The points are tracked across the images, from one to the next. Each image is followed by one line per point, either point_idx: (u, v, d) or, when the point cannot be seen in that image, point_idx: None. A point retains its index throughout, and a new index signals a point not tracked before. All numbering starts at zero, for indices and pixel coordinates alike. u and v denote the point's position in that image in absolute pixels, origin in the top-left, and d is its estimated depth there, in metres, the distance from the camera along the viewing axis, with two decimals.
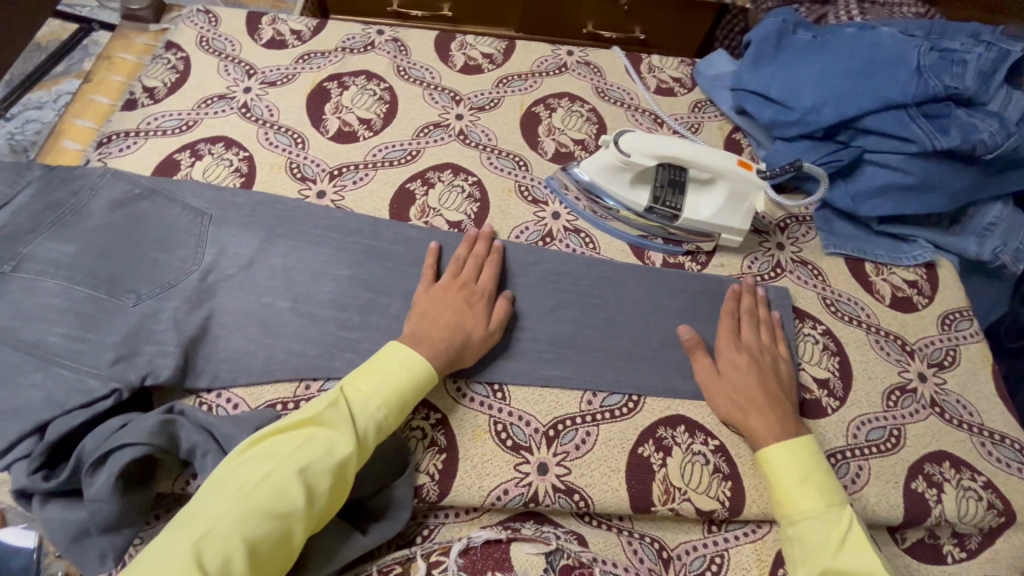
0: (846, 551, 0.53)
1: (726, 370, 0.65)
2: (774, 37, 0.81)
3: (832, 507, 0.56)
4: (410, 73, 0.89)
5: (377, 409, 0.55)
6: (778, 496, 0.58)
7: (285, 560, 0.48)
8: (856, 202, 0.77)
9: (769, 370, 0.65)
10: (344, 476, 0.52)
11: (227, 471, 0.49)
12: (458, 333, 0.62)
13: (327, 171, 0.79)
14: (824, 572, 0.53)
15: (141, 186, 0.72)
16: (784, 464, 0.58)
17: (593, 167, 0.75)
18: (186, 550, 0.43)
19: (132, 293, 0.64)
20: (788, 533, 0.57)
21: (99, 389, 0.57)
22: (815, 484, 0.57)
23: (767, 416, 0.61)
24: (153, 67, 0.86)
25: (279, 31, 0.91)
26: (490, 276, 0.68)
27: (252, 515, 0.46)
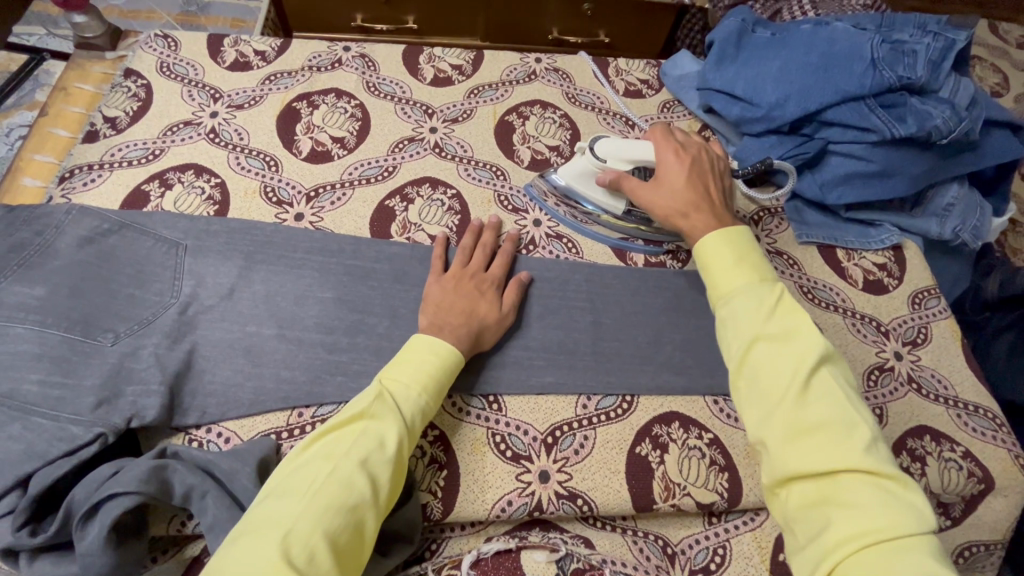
0: (778, 316, 0.51)
1: (661, 182, 0.65)
2: (734, 36, 0.84)
3: (766, 285, 0.53)
4: (379, 88, 0.89)
5: (419, 396, 0.56)
6: (708, 280, 0.56)
7: (362, 552, 0.48)
8: (823, 191, 0.80)
9: (707, 193, 0.64)
10: (400, 462, 0.52)
11: (290, 476, 0.49)
12: (475, 317, 0.64)
13: (303, 193, 0.77)
14: (754, 337, 0.50)
15: (110, 221, 0.69)
16: (715, 245, 0.57)
17: (570, 173, 0.76)
18: (272, 552, 0.42)
19: (109, 332, 0.62)
20: (720, 312, 0.54)
21: (82, 435, 0.54)
22: (746, 264, 0.55)
23: (704, 212, 0.61)
24: (112, 96, 0.83)
25: (242, 53, 0.90)
26: (497, 265, 0.70)
27: (328, 509, 0.46)
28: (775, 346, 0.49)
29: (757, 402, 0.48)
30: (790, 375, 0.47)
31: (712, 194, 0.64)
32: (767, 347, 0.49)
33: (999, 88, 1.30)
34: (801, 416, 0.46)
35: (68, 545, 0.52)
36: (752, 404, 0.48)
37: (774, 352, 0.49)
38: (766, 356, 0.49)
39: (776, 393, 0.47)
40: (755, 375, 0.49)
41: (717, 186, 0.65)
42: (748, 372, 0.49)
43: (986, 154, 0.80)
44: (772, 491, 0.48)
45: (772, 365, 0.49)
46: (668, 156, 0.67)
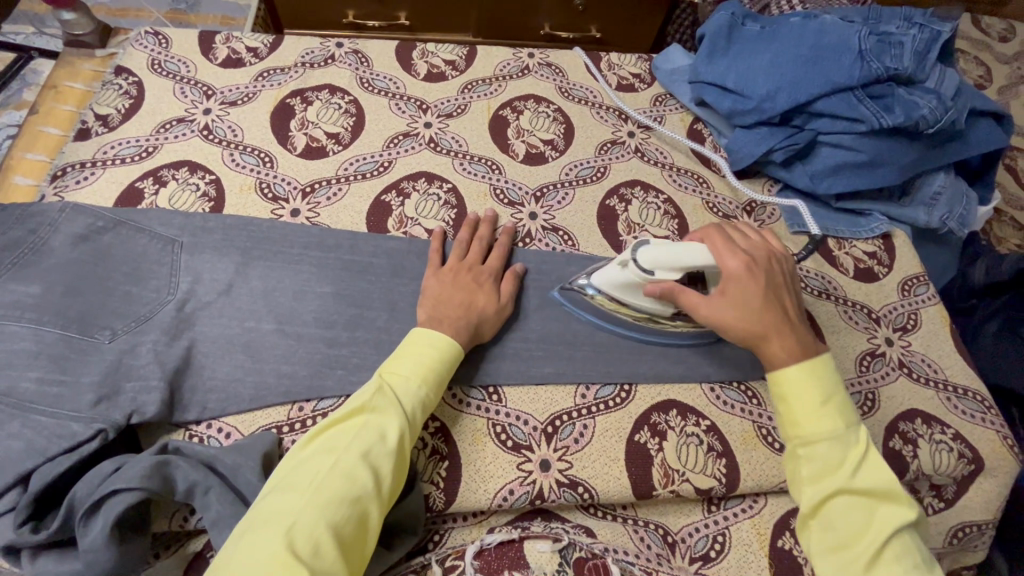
0: (862, 471, 0.51)
1: (733, 296, 0.58)
2: (725, 28, 0.85)
3: (851, 428, 0.53)
4: (373, 84, 0.89)
5: (419, 389, 0.56)
6: (788, 418, 0.54)
7: (366, 543, 0.48)
8: (814, 182, 0.82)
9: (785, 312, 0.58)
10: (402, 454, 0.53)
11: (293, 471, 0.49)
12: (474, 310, 0.64)
13: (299, 189, 0.77)
14: (837, 492, 0.50)
15: (105, 219, 0.69)
16: (802, 379, 0.54)
17: (606, 283, 0.65)
18: (276, 544, 0.43)
19: (106, 329, 0.62)
20: (798, 453, 0.53)
21: (82, 432, 0.54)
22: (833, 403, 0.54)
23: (789, 338, 0.56)
24: (103, 93, 0.83)
25: (234, 49, 0.89)
26: (494, 257, 0.71)
27: (330, 502, 0.46)
28: (857, 500, 0.50)
29: (835, 554, 0.49)
30: (872, 534, 0.48)
31: (789, 313, 0.58)
32: (848, 501, 0.50)
33: (983, 80, 1.32)
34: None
35: (70, 542, 0.52)
36: (829, 551, 0.50)
37: (857, 507, 0.50)
38: (846, 511, 0.50)
39: (854, 550, 0.49)
40: (832, 526, 0.50)
41: (793, 299, 0.60)
42: (823, 519, 0.51)
43: (972, 143, 0.82)
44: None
45: (853, 521, 0.49)
46: (735, 266, 0.58)
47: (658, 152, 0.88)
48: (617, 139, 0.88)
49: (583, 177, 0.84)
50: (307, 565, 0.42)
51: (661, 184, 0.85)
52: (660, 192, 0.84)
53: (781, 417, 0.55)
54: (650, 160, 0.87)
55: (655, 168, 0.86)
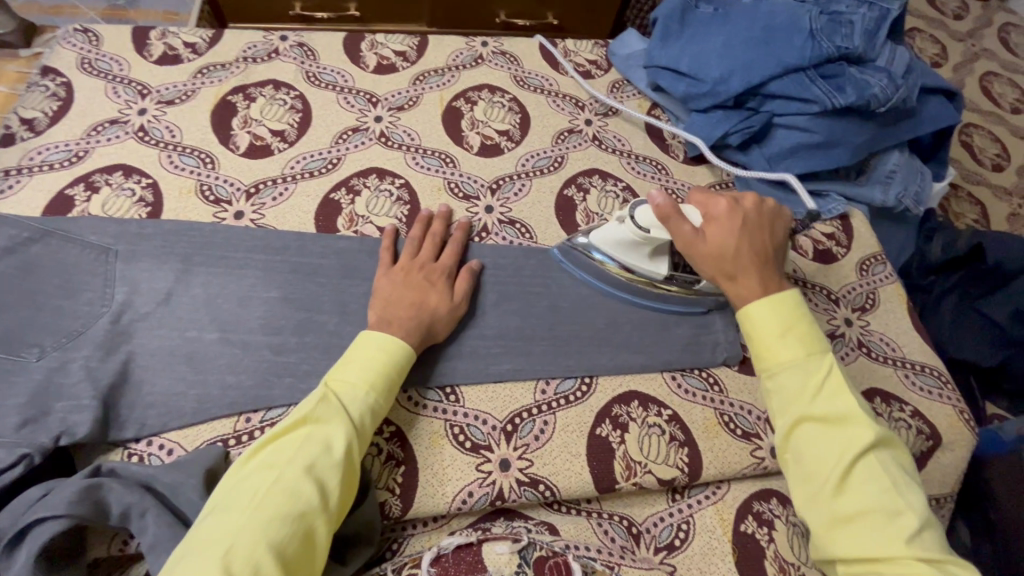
0: (823, 397, 0.53)
1: (709, 235, 0.61)
2: (678, 11, 0.84)
3: (814, 357, 0.55)
4: (320, 78, 0.85)
5: (367, 395, 0.54)
6: (756, 353, 0.57)
7: (313, 561, 0.46)
8: (771, 164, 0.81)
9: (761, 250, 0.61)
10: (350, 464, 0.51)
11: (232, 490, 0.47)
12: (424, 309, 0.62)
13: (243, 190, 0.74)
14: (800, 420, 0.53)
15: (31, 229, 0.65)
16: (765, 315, 0.57)
17: (606, 240, 0.68)
18: (210, 570, 0.41)
19: (34, 347, 0.58)
20: (767, 385, 0.56)
21: (5, 458, 0.51)
22: (795, 334, 0.56)
23: (756, 276, 0.60)
24: (28, 96, 0.78)
25: (170, 45, 0.85)
26: (446, 254, 0.69)
27: (271, 520, 0.45)
28: (819, 428, 0.52)
29: (805, 486, 0.51)
30: (836, 461, 0.50)
31: (765, 252, 0.61)
32: (812, 429, 0.52)
33: (938, 59, 1.34)
34: (847, 507, 0.49)
35: None
36: (800, 483, 0.52)
37: (821, 434, 0.52)
38: (812, 440, 0.52)
39: (820, 478, 0.50)
40: (799, 457, 0.52)
41: (771, 237, 0.63)
42: (794, 450, 0.53)
43: (924, 121, 0.82)
44: (822, 564, 0.51)
45: (817, 448, 0.51)
46: (721, 208, 0.62)
47: (616, 140, 0.86)
48: (575, 128, 0.87)
49: (540, 168, 0.82)
50: None
51: (620, 172, 0.83)
52: (619, 180, 0.82)
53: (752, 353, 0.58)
54: (608, 148, 0.85)
55: (613, 156, 0.85)
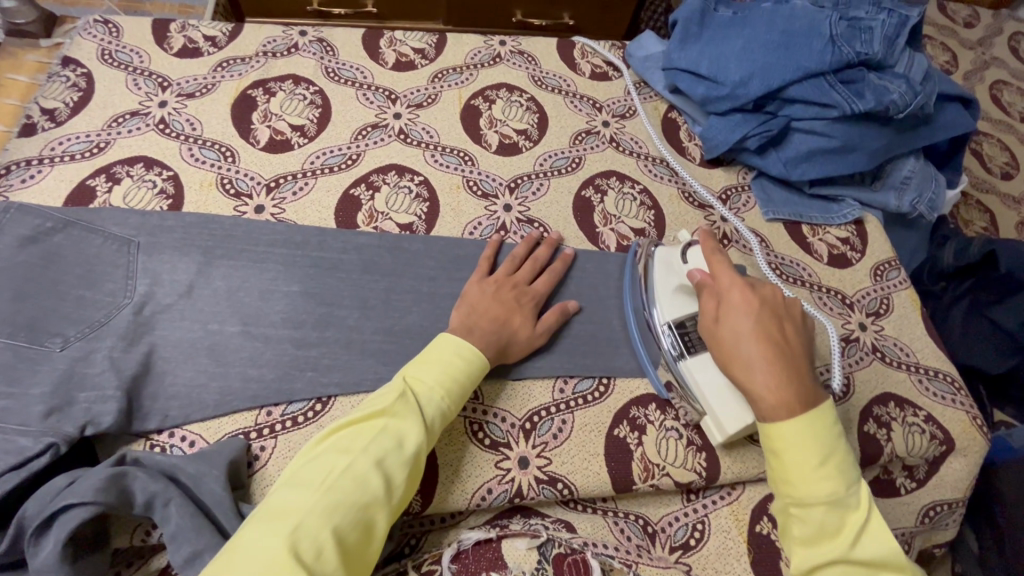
0: (861, 541, 0.49)
1: (725, 320, 0.57)
2: (697, 14, 0.84)
3: (851, 491, 0.50)
4: (339, 74, 0.86)
5: (441, 400, 0.55)
6: (784, 476, 0.52)
7: (368, 553, 0.47)
8: (788, 168, 0.82)
9: (784, 348, 0.55)
10: (416, 465, 0.51)
11: (307, 468, 0.48)
12: (506, 331, 0.63)
13: (263, 184, 0.74)
14: (831, 561, 0.49)
15: (53, 219, 0.65)
16: (799, 438, 0.51)
17: (663, 257, 0.69)
18: (281, 544, 0.42)
19: (57, 337, 0.58)
20: (791, 511, 0.51)
21: (32, 446, 0.51)
22: (832, 464, 0.50)
23: (776, 377, 0.53)
24: (49, 86, 0.78)
25: (191, 38, 0.85)
26: (542, 281, 0.69)
27: (339, 506, 0.46)
28: (853, 571, 0.49)
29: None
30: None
31: (789, 350, 0.55)
32: (843, 571, 0.49)
33: (948, 66, 1.34)
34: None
35: (20, 563, 0.49)
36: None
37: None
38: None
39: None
40: None
41: (800, 335, 0.57)
42: None
43: (940, 128, 0.83)
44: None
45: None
46: (733, 293, 0.58)
47: (633, 142, 0.87)
48: (592, 129, 0.87)
49: (558, 168, 0.82)
50: (307, 568, 0.42)
51: (637, 175, 0.84)
52: (636, 182, 0.83)
53: (778, 474, 0.52)
54: (625, 150, 0.86)
55: (630, 158, 0.85)
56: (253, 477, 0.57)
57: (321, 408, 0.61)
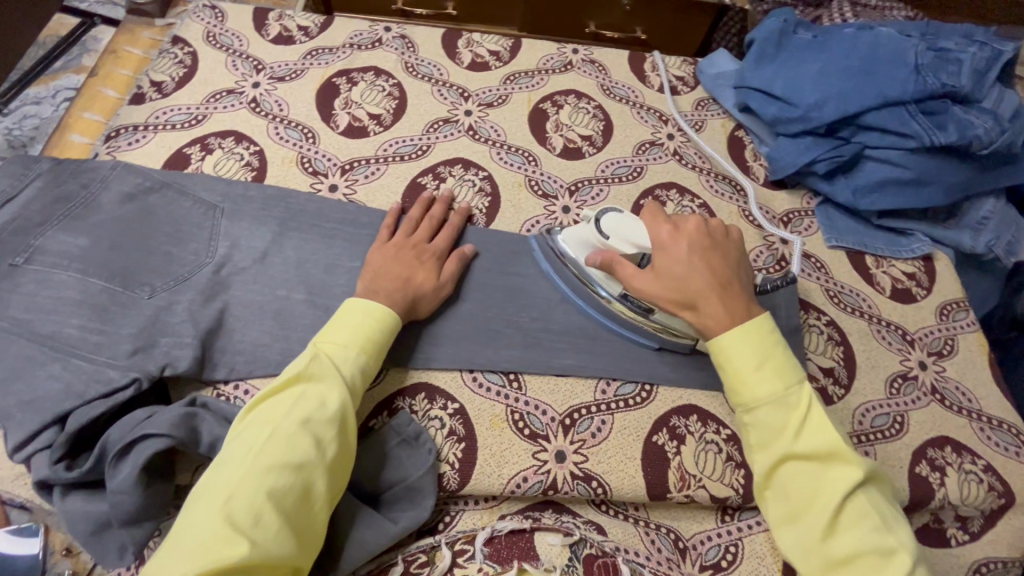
0: (804, 435, 0.53)
1: (659, 265, 0.61)
2: (776, 35, 0.84)
3: (791, 390, 0.55)
4: (417, 69, 0.90)
5: (357, 357, 0.57)
6: (734, 387, 0.57)
7: (314, 511, 0.49)
8: (856, 197, 0.79)
9: (719, 277, 0.60)
10: (345, 421, 0.53)
11: (231, 444, 0.49)
12: (410, 286, 0.64)
13: (339, 166, 0.79)
14: (783, 459, 0.53)
15: (152, 180, 0.71)
16: (739, 348, 0.57)
17: (574, 239, 0.68)
18: (215, 516, 0.43)
19: (146, 286, 0.63)
20: (745, 421, 0.56)
21: (119, 379, 0.56)
22: (770, 367, 0.56)
23: (717, 302, 0.59)
24: (159, 61, 0.85)
25: (286, 27, 0.92)
26: (441, 237, 0.70)
27: (271, 469, 0.47)
28: (803, 466, 0.53)
29: (792, 524, 0.52)
30: (823, 500, 0.51)
31: (722, 276, 0.61)
32: (797, 466, 0.53)
33: None
34: (836, 549, 0.50)
35: (97, 484, 0.53)
36: (786, 520, 0.53)
37: (804, 472, 0.53)
38: (796, 477, 0.53)
39: (807, 517, 0.52)
40: (786, 495, 0.53)
41: (726, 260, 0.63)
42: (777, 488, 0.54)
43: None
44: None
45: (802, 486, 0.52)
46: (665, 235, 0.62)
47: (697, 156, 0.87)
48: (656, 141, 0.88)
49: (619, 176, 0.83)
50: (247, 532, 0.43)
51: (699, 189, 0.84)
52: (696, 196, 0.83)
53: (728, 388, 0.58)
54: (688, 164, 0.86)
55: (692, 172, 0.85)
56: None
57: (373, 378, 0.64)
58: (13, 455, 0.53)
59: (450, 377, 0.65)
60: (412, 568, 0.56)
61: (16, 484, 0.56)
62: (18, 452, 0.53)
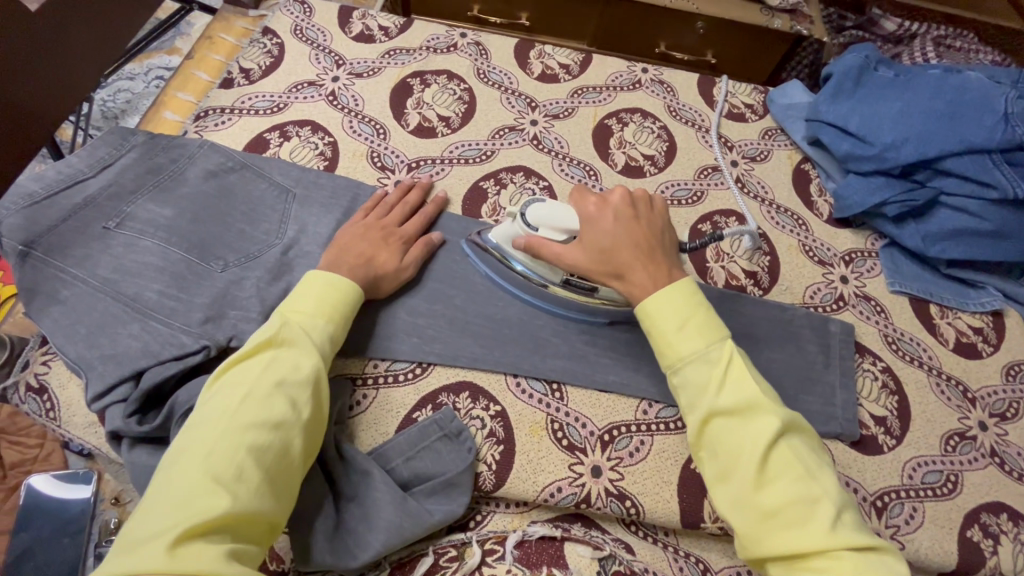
0: (728, 389, 0.51)
1: (584, 235, 0.60)
2: (855, 71, 0.82)
3: (714, 347, 0.53)
4: (489, 76, 0.92)
5: (325, 325, 0.58)
6: (662, 345, 0.55)
7: (294, 468, 0.49)
8: (926, 243, 0.77)
9: (645, 245, 0.59)
10: (317, 387, 0.53)
11: (202, 410, 0.48)
12: (372, 265, 0.65)
13: (406, 163, 0.82)
14: (708, 414, 0.50)
15: (234, 160, 0.75)
16: (664, 305, 0.55)
17: (502, 238, 0.67)
18: (197, 473, 0.43)
19: (220, 260, 0.67)
20: (674, 382, 0.54)
21: (191, 344, 0.59)
22: (694, 325, 0.54)
23: (643, 268, 0.58)
24: (250, 49, 0.90)
25: (368, 26, 0.95)
26: (411, 222, 0.72)
27: (248, 427, 0.46)
28: (726, 421, 0.50)
29: (723, 483, 0.49)
30: (750, 452, 0.48)
31: (649, 245, 0.59)
32: (722, 421, 0.50)
33: None
34: (767, 500, 0.46)
35: (161, 441, 0.57)
36: (718, 481, 0.50)
37: (730, 428, 0.50)
38: (723, 433, 0.50)
39: (736, 473, 0.48)
40: (716, 453, 0.50)
41: (654, 230, 0.61)
42: (708, 446, 0.51)
43: None
44: (753, 562, 0.48)
45: (727, 442, 0.49)
46: (590, 208, 0.61)
47: (759, 186, 0.86)
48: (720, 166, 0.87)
49: (678, 198, 0.83)
50: (229, 485, 0.43)
51: (758, 219, 0.83)
52: (756, 226, 0.82)
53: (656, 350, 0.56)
54: (750, 192, 0.85)
55: (754, 202, 0.84)
56: (351, 418, 0.63)
57: (421, 372, 0.66)
58: (90, 404, 0.57)
59: (494, 379, 0.66)
60: (441, 561, 0.56)
61: (87, 431, 0.59)
62: (95, 402, 0.56)
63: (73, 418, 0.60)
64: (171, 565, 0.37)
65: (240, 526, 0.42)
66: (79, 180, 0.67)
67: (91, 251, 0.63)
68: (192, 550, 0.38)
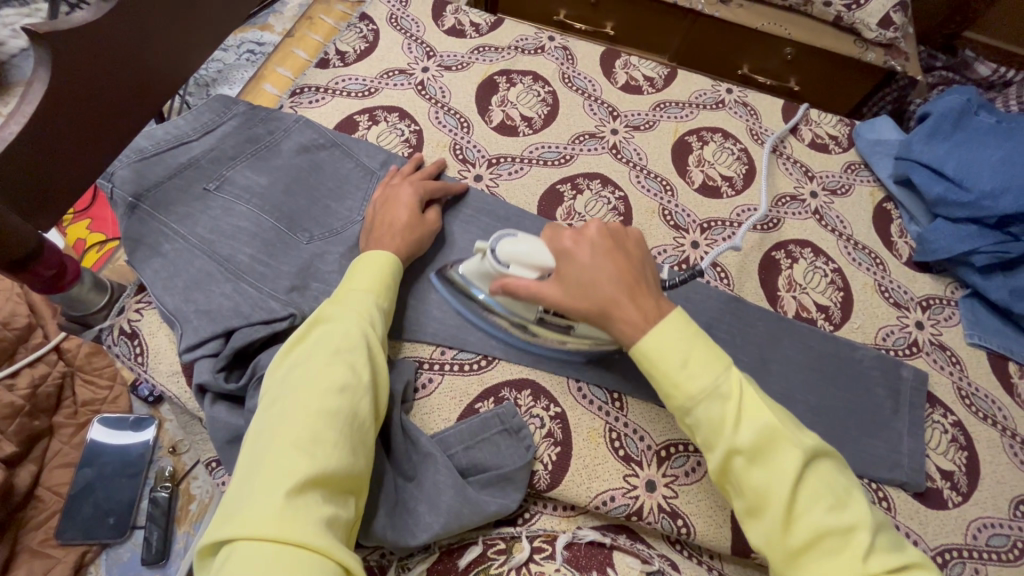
0: (745, 424, 0.46)
1: (565, 271, 0.56)
2: (955, 113, 0.80)
3: (722, 375, 0.48)
4: (573, 81, 0.93)
5: (373, 298, 0.59)
6: (668, 381, 0.49)
7: (366, 430, 0.49)
8: (1012, 299, 0.74)
9: (629, 277, 0.54)
10: (372, 352, 0.54)
11: (275, 387, 0.50)
12: (395, 225, 0.66)
13: (486, 158, 0.83)
14: (727, 454, 0.46)
15: (326, 138, 0.78)
16: (658, 343, 0.50)
17: (469, 272, 0.64)
18: (279, 445, 0.44)
19: (306, 232, 0.69)
20: (685, 422, 0.49)
21: (278, 310, 0.62)
22: (697, 359, 0.49)
23: (630, 305, 0.52)
24: (346, 33, 0.93)
25: (460, 21, 0.97)
26: (431, 187, 0.73)
27: (317, 395, 0.47)
28: (746, 460, 0.46)
29: (753, 519, 0.46)
30: (776, 491, 0.44)
31: (634, 278, 0.54)
32: (743, 461, 0.46)
33: None
34: (799, 535, 0.43)
35: (241, 400, 0.60)
36: (748, 517, 0.46)
37: (751, 465, 0.46)
38: (746, 474, 0.46)
39: (767, 511, 0.44)
40: (740, 492, 0.46)
41: (632, 262, 0.56)
42: (733, 485, 0.47)
43: None
44: None
45: (752, 484, 0.45)
46: (565, 243, 0.57)
47: (839, 220, 0.84)
48: (798, 196, 0.86)
49: (754, 223, 0.82)
50: (311, 451, 0.44)
51: (834, 253, 0.81)
52: (830, 260, 0.80)
53: (659, 387, 0.51)
54: (827, 226, 0.83)
55: (832, 236, 0.83)
56: (415, 400, 0.64)
57: (486, 364, 0.67)
58: (182, 354, 0.60)
59: (555, 380, 0.67)
60: (490, 552, 0.58)
61: (170, 379, 0.63)
62: (185, 353, 0.59)
63: (159, 365, 0.63)
64: (276, 523, 0.39)
65: (329, 487, 0.44)
66: (184, 141, 0.70)
67: (192, 210, 0.66)
68: (294, 510, 0.40)
